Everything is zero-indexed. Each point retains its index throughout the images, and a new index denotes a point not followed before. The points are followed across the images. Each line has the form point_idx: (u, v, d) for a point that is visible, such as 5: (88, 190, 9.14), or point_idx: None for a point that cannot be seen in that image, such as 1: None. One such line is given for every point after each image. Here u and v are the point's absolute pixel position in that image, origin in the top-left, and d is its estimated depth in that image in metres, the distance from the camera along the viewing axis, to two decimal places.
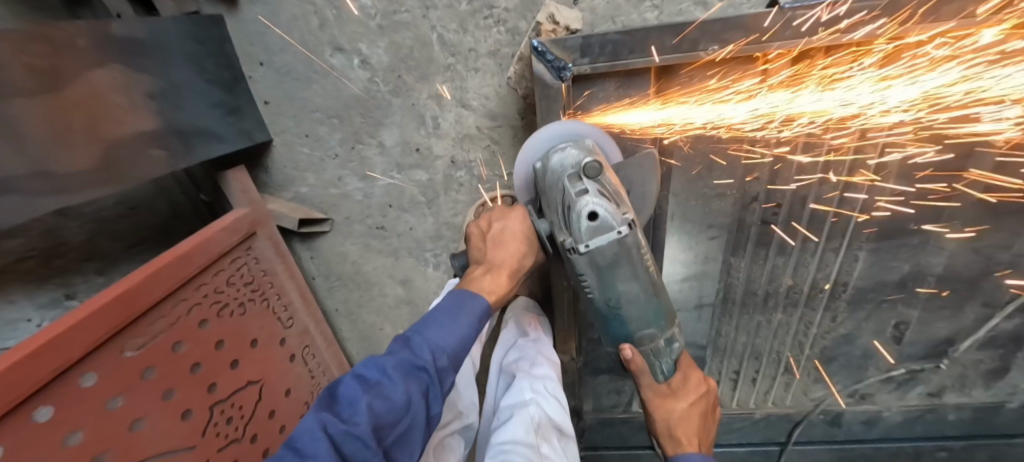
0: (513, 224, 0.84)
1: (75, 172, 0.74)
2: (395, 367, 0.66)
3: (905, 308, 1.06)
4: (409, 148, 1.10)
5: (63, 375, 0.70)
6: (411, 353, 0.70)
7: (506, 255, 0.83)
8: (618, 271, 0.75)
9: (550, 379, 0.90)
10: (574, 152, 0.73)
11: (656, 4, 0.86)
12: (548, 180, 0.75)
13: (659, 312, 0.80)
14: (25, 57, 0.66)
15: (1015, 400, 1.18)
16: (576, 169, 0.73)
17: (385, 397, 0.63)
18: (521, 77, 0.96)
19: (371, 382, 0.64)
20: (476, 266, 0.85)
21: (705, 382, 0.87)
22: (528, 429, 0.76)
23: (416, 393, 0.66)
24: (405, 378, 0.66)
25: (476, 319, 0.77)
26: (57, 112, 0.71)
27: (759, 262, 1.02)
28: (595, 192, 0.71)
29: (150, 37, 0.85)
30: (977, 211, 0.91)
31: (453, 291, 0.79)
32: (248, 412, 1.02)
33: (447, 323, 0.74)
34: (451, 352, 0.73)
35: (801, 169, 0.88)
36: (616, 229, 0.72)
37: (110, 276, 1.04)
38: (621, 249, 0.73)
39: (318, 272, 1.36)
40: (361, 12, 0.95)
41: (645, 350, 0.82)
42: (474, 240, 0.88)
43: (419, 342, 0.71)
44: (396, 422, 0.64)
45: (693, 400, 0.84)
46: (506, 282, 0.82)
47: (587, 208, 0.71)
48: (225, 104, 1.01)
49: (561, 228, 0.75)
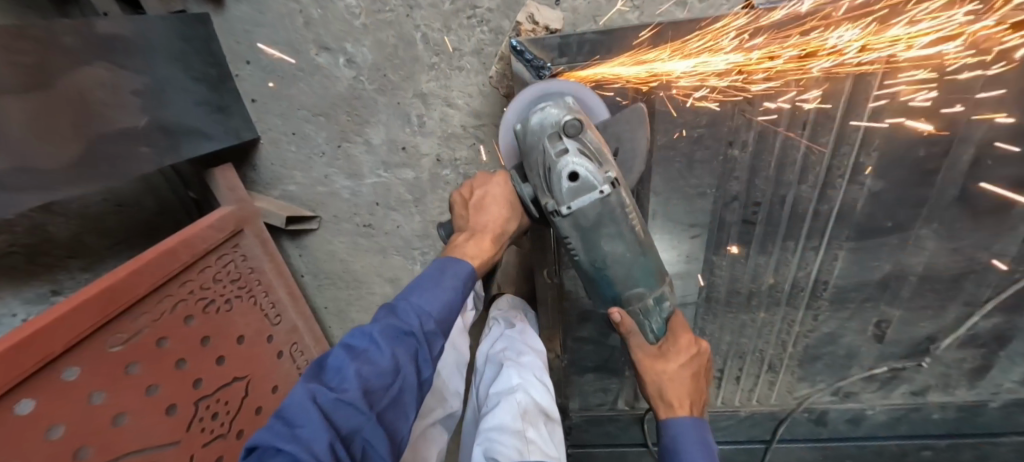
0: (496, 189, 0.83)
1: (60, 167, 0.75)
2: (381, 333, 0.67)
3: (886, 307, 1.06)
4: (395, 147, 1.11)
5: (44, 368, 0.71)
6: (397, 319, 0.70)
7: (489, 220, 0.82)
8: (603, 231, 0.74)
9: (535, 367, 0.91)
10: (553, 111, 0.71)
11: (637, 4, 0.87)
12: (529, 142, 0.73)
13: (649, 268, 0.80)
14: (8, 55, 0.68)
15: (997, 399, 1.19)
16: (556, 129, 0.70)
17: (372, 363, 0.64)
18: (502, 77, 0.96)
19: (358, 350, 0.65)
20: (461, 234, 0.84)
21: (696, 344, 0.86)
22: (514, 415, 0.77)
23: (404, 357, 0.67)
24: (392, 343, 0.67)
25: (461, 284, 0.77)
26: (41, 109, 0.73)
27: (741, 261, 1.03)
28: (575, 151, 0.70)
29: (135, 36, 0.86)
30: (956, 211, 0.91)
31: (437, 259, 0.79)
32: (234, 408, 1.03)
33: (431, 288, 0.75)
34: (438, 318, 0.74)
35: (780, 169, 0.89)
36: (598, 188, 0.70)
37: (96, 272, 1.05)
38: (605, 208, 0.72)
39: (307, 270, 1.37)
40: (346, 11, 0.95)
41: (634, 310, 0.82)
42: (457, 209, 0.86)
43: (404, 308, 0.72)
44: (388, 387, 0.65)
45: (684, 362, 0.83)
46: (489, 248, 0.82)
47: (567, 169, 0.70)
48: (211, 102, 1.02)
49: (544, 191, 0.75)
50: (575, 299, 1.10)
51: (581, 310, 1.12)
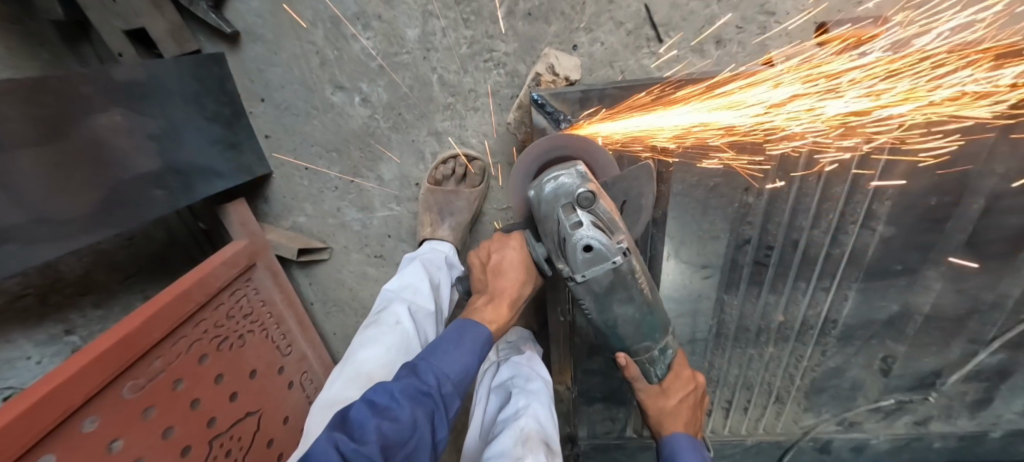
0: (512, 253, 0.79)
1: (73, 218, 0.74)
2: (402, 392, 0.66)
3: (893, 343, 1.08)
4: (407, 182, 1.12)
5: (64, 422, 0.70)
6: (417, 379, 0.70)
7: (506, 285, 0.80)
8: (615, 295, 0.72)
9: (544, 396, 0.92)
10: (567, 180, 0.65)
11: (654, 51, 0.89)
12: (541, 211, 0.68)
13: (655, 325, 0.78)
14: (29, 108, 0.67)
15: (998, 429, 1.21)
16: (570, 200, 0.65)
17: (393, 419, 0.62)
18: (520, 124, 0.92)
19: (380, 407, 0.63)
20: (479, 296, 0.84)
21: (693, 379, 0.88)
22: (515, 441, 0.78)
23: (422, 416, 0.66)
24: (412, 403, 0.66)
25: (479, 348, 0.78)
26: (60, 157, 0.71)
27: (752, 300, 1.04)
28: (589, 224, 0.65)
29: (151, 80, 0.85)
30: (963, 256, 0.93)
31: (455, 321, 0.80)
32: (246, 443, 1.03)
33: (451, 350, 0.75)
34: (455, 380, 0.74)
35: (792, 215, 0.90)
36: (612, 259, 0.67)
37: (107, 308, 1.03)
38: (617, 277, 0.70)
39: (316, 298, 1.36)
40: (362, 53, 0.98)
41: (640, 359, 0.81)
42: (475, 271, 0.86)
43: (425, 368, 0.72)
44: (404, 443, 0.62)
45: (682, 397, 0.85)
46: (506, 313, 0.80)
47: (582, 241, 0.66)
48: (225, 139, 1.01)
49: (557, 255, 0.70)
50: (584, 335, 1.11)
51: (589, 344, 1.13)
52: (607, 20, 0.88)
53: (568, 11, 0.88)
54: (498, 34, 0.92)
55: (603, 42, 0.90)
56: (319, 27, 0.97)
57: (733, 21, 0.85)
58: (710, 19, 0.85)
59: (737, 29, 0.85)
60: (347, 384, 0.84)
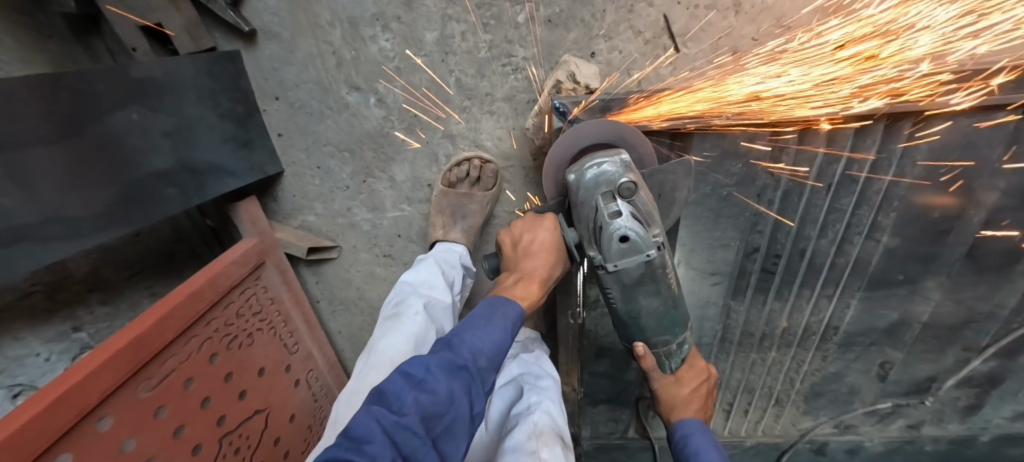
0: (544, 234, 0.80)
1: (86, 216, 0.73)
2: (438, 365, 0.64)
3: (891, 350, 1.11)
4: (420, 183, 1.13)
5: (80, 422, 0.70)
6: (451, 352, 0.68)
7: (536, 265, 0.80)
8: (643, 286, 0.73)
9: (554, 392, 0.93)
10: (610, 169, 0.65)
11: (669, 60, 0.90)
12: (579, 197, 0.67)
13: (676, 319, 0.79)
14: (46, 104, 0.66)
15: (986, 433, 1.25)
16: (610, 189, 0.66)
17: (431, 392, 0.60)
18: (538, 130, 0.94)
19: (416, 379, 0.61)
20: (509, 274, 0.84)
21: (705, 368, 0.91)
22: (529, 435, 0.80)
23: (460, 389, 0.64)
24: (449, 376, 0.64)
25: (510, 325, 0.77)
26: (75, 156, 0.70)
27: (757, 306, 1.06)
28: (628, 215, 0.66)
29: (165, 76, 0.84)
30: (961, 269, 0.96)
31: (486, 299, 0.79)
32: (254, 441, 1.04)
33: (482, 326, 0.73)
34: (489, 354, 0.72)
35: (801, 224, 0.92)
36: (646, 252, 0.68)
37: (115, 305, 1.02)
38: (647, 269, 0.71)
39: (322, 296, 1.36)
40: (380, 54, 0.97)
41: (658, 352, 0.82)
42: (505, 248, 0.85)
43: (458, 343, 0.70)
44: (442, 416, 0.61)
45: (695, 385, 0.88)
46: (537, 290, 0.80)
47: (618, 231, 0.66)
48: (237, 138, 1.00)
49: (589, 242, 0.71)
50: (594, 337, 1.12)
51: (599, 346, 1.14)
52: (626, 28, 0.89)
53: (588, 18, 0.89)
54: (517, 39, 0.92)
55: (621, 50, 0.91)
56: (337, 27, 0.96)
57: (750, 33, 0.86)
58: (727, 30, 0.86)
59: (752, 41, 0.86)
60: (378, 369, 0.86)
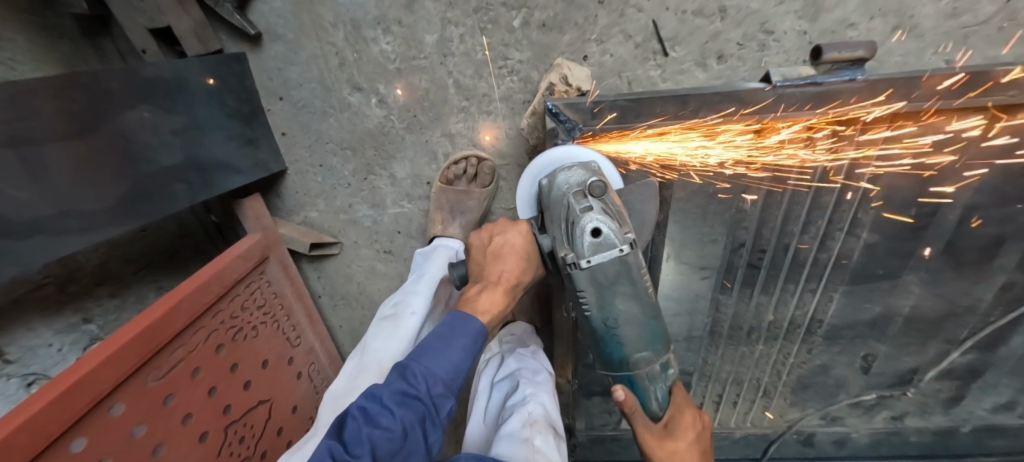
0: (513, 238, 0.81)
1: (100, 210, 0.76)
2: (390, 400, 0.70)
3: (874, 343, 1.15)
4: (419, 181, 1.16)
5: (94, 408, 0.73)
6: (406, 383, 0.74)
7: (505, 271, 0.81)
8: (618, 289, 0.74)
9: (549, 386, 0.97)
10: (580, 173, 0.73)
11: (659, 63, 0.94)
12: (553, 197, 0.74)
13: (657, 333, 0.80)
14: (60, 103, 0.69)
15: (967, 424, 1.29)
16: (582, 188, 0.73)
17: (382, 429, 0.67)
18: (533, 129, 0.97)
19: (371, 416, 0.69)
20: (474, 284, 0.84)
21: (698, 419, 0.87)
22: (522, 423, 0.84)
23: (412, 421, 0.70)
24: (401, 408, 0.70)
25: (470, 342, 0.80)
26: (88, 152, 0.74)
27: (745, 300, 1.10)
28: (599, 209, 0.71)
29: (174, 77, 0.88)
30: (940, 264, 1.00)
31: (448, 315, 0.82)
32: (258, 431, 1.07)
33: (441, 350, 0.77)
34: (446, 379, 0.77)
35: (785, 220, 0.96)
36: (619, 246, 0.71)
37: (123, 298, 1.05)
38: (622, 267, 0.72)
39: (324, 291, 1.39)
40: (382, 56, 1.01)
41: (640, 374, 0.82)
42: (474, 253, 0.86)
43: (414, 371, 0.75)
44: (396, 450, 0.68)
45: (692, 439, 0.83)
46: (501, 299, 0.81)
47: (590, 224, 0.70)
48: (242, 136, 1.04)
49: (562, 243, 0.74)
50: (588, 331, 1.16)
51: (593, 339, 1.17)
52: (618, 32, 0.93)
53: (582, 22, 0.93)
54: (513, 42, 0.96)
55: (614, 53, 0.94)
56: (340, 29, 1.00)
57: (736, 37, 0.90)
58: (715, 34, 0.90)
59: (738, 45, 0.91)
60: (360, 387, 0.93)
